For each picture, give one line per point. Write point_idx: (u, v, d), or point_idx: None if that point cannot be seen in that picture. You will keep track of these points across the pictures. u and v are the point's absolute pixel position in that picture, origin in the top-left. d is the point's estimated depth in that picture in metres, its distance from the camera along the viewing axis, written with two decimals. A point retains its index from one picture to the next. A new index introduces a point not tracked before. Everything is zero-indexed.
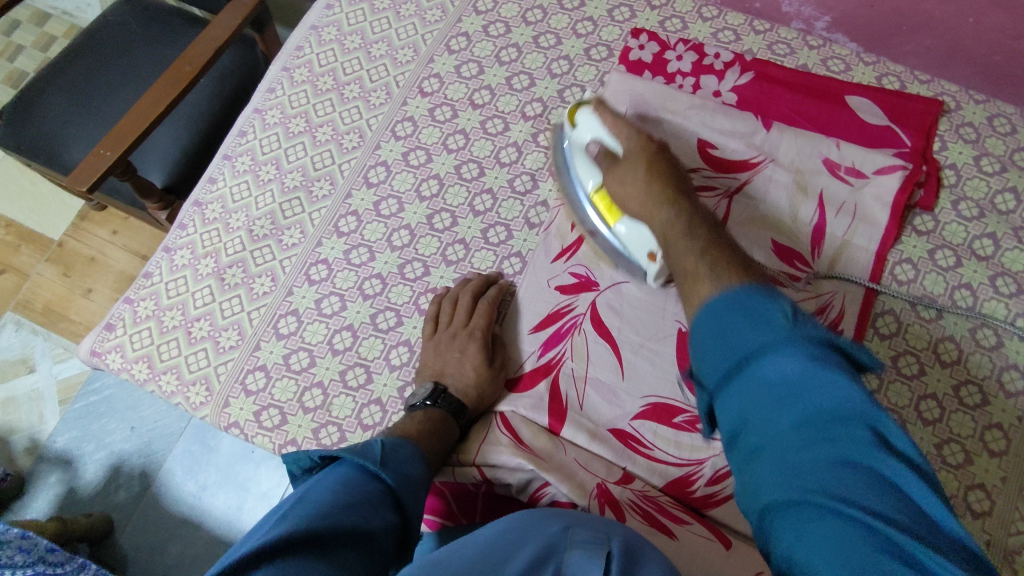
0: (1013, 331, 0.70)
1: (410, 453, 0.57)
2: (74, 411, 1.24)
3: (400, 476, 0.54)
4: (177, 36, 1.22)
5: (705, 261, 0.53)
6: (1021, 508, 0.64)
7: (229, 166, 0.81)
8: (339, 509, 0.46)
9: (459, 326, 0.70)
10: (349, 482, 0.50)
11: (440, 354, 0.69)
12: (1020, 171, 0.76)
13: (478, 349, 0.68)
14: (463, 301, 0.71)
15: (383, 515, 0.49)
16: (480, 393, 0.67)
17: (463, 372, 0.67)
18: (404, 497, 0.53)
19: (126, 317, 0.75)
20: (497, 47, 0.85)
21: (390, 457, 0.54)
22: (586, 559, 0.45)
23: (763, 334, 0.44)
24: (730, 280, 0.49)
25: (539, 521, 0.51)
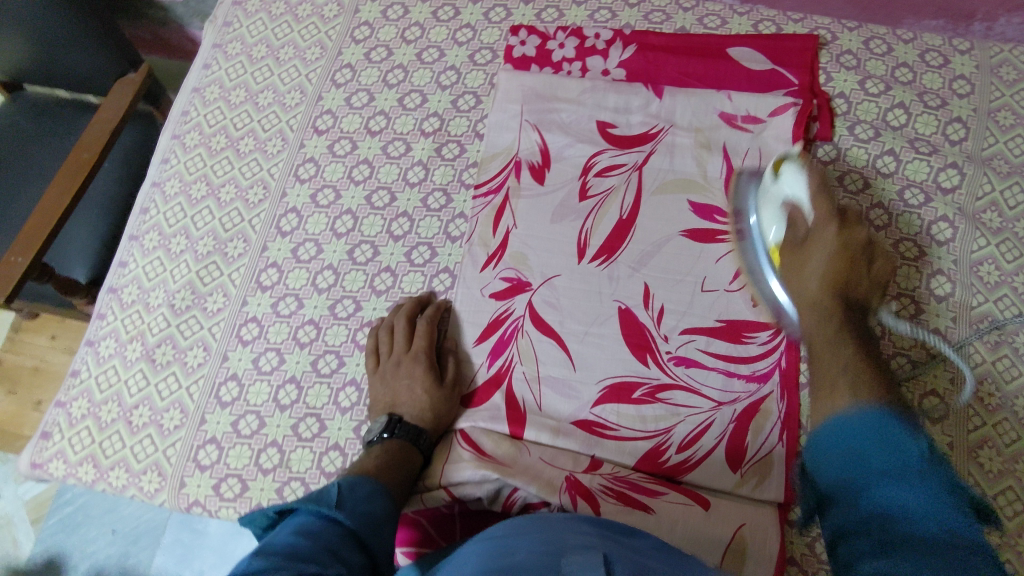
0: (931, 238, 0.72)
1: (369, 490, 0.56)
2: (48, 529, 1.19)
3: (359, 516, 0.53)
4: (68, 127, 1.19)
5: (833, 321, 0.57)
6: (973, 404, 0.66)
7: (138, 246, 0.79)
8: (298, 560, 0.45)
9: (401, 352, 0.69)
10: (306, 531, 0.49)
11: (388, 384, 0.68)
12: (904, 86, 0.78)
13: (426, 371, 0.67)
14: (399, 328, 0.70)
15: (346, 560, 0.49)
16: (437, 415, 0.66)
17: (415, 397, 0.66)
18: (365, 536, 0.52)
19: (61, 422, 0.72)
20: (382, 71, 0.85)
21: (347, 498, 0.54)
22: (583, 560, 0.45)
23: (825, 266, 0.59)
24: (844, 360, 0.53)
25: (531, 530, 0.51)
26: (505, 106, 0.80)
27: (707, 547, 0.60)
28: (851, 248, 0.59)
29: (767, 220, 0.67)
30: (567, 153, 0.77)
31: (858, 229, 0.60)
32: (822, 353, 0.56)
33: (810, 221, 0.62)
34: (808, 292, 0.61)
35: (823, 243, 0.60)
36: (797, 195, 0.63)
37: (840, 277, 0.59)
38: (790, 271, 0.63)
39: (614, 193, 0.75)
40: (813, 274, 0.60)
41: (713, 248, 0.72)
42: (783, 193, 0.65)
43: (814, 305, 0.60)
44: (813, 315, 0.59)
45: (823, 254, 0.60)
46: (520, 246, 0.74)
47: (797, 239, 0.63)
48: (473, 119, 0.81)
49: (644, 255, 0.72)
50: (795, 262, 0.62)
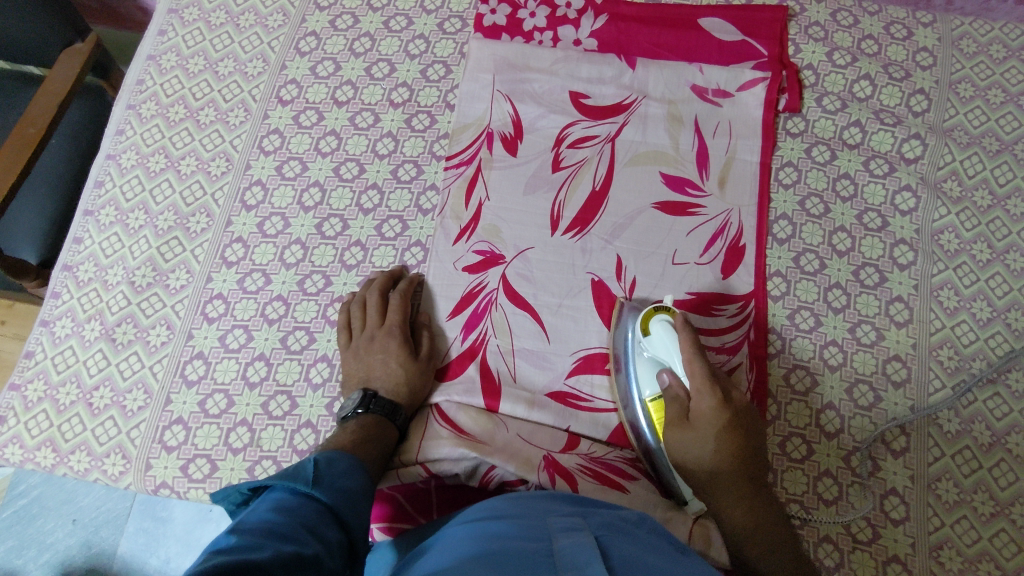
0: (895, 208, 0.74)
1: (347, 465, 0.55)
2: (3, 521, 1.15)
3: (337, 492, 0.52)
4: (12, 99, 1.13)
5: (720, 442, 0.57)
6: (934, 368, 0.68)
7: (93, 221, 0.76)
8: (275, 538, 0.44)
9: (374, 326, 0.68)
10: (283, 509, 0.48)
11: (361, 359, 0.67)
12: (870, 58, 0.80)
13: (400, 346, 0.66)
14: (372, 301, 0.69)
15: (323, 535, 0.47)
16: (412, 389, 0.65)
17: (390, 371, 0.65)
18: (344, 513, 0.51)
19: (16, 405, 0.69)
20: (349, 39, 0.82)
21: (324, 474, 0.53)
22: (572, 541, 0.45)
23: (713, 453, 0.56)
24: (725, 514, 0.57)
25: (514, 514, 0.50)
26: (476, 76, 0.79)
27: (680, 513, 0.61)
28: (731, 425, 0.57)
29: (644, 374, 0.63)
30: (539, 124, 0.76)
31: (704, 398, 0.57)
32: (714, 500, 0.57)
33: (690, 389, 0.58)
34: (706, 456, 0.56)
35: (705, 424, 0.57)
36: (670, 359, 0.60)
37: (733, 438, 0.56)
38: (671, 445, 0.58)
39: (587, 164, 0.74)
40: (704, 459, 0.57)
41: (684, 219, 0.72)
42: (654, 354, 0.62)
43: (702, 467, 0.57)
44: (722, 495, 0.57)
45: (705, 441, 0.57)
46: (493, 218, 0.73)
47: (679, 417, 0.58)
48: (443, 89, 0.80)
49: (617, 228, 0.72)
50: (683, 434, 0.57)
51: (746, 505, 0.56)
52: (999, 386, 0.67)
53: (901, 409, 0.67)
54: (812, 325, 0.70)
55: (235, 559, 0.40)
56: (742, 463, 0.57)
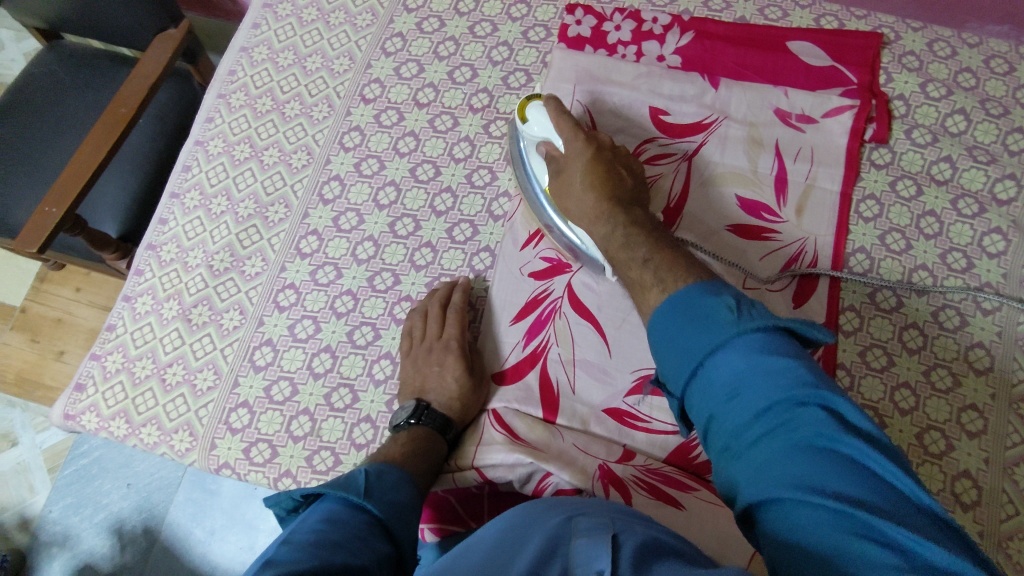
0: (982, 250, 0.71)
1: (396, 478, 0.57)
2: (65, 477, 1.21)
3: (387, 505, 0.53)
4: (107, 79, 1.19)
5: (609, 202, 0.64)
6: (1013, 421, 0.65)
7: (178, 204, 0.79)
8: (328, 547, 0.45)
9: (433, 339, 0.68)
10: (334, 518, 0.49)
11: (419, 369, 0.68)
12: (966, 91, 0.77)
13: (456, 361, 0.67)
14: (433, 313, 0.69)
15: (374, 546, 0.48)
16: (466, 406, 0.67)
17: (445, 387, 0.66)
18: (393, 526, 0.52)
19: (95, 374, 0.73)
20: (434, 43, 0.83)
21: (374, 486, 0.54)
22: (588, 543, 0.43)
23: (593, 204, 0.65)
24: (658, 303, 0.54)
25: (541, 517, 0.49)
26: (558, 85, 0.78)
27: (738, 547, 0.59)
28: (616, 200, 0.64)
29: (536, 164, 0.71)
30: (616, 140, 0.76)
31: (626, 179, 0.66)
32: (603, 236, 0.63)
33: (563, 154, 0.68)
34: (612, 227, 0.63)
35: (586, 194, 0.65)
36: (549, 134, 0.69)
37: (607, 182, 0.65)
38: (561, 197, 0.68)
39: (662, 182, 0.74)
40: (597, 223, 0.64)
41: (758, 244, 0.71)
42: (534, 136, 0.71)
43: (595, 214, 0.64)
44: (626, 269, 0.60)
45: (599, 217, 0.64)
46: None
47: (574, 209, 0.67)
48: (522, 97, 0.80)
49: (688, 248, 0.72)
50: (582, 198, 0.66)
51: (636, 260, 0.59)
52: None
53: (974, 461, 0.64)
54: (884, 364, 0.68)
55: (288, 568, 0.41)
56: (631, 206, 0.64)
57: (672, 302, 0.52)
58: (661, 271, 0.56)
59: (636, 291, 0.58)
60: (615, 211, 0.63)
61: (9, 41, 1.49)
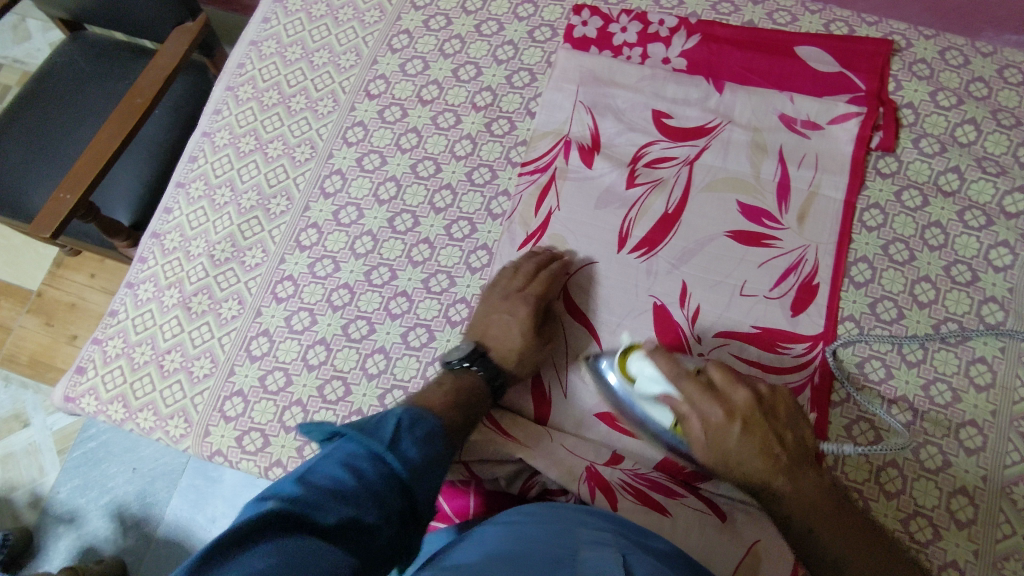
0: (988, 263, 0.69)
1: (430, 429, 0.54)
2: (73, 459, 1.23)
3: (412, 460, 0.51)
4: (124, 70, 1.21)
5: (783, 481, 0.55)
6: (1013, 439, 0.64)
7: (183, 194, 0.80)
8: (335, 498, 0.45)
9: (514, 290, 0.68)
10: (353, 463, 0.49)
11: (488, 319, 0.68)
12: (977, 101, 0.75)
13: (527, 312, 0.66)
14: (524, 268, 0.69)
15: (384, 506, 0.47)
16: (517, 360, 0.66)
17: (505, 337, 0.66)
18: (412, 483, 0.50)
19: (96, 358, 0.74)
20: (440, 40, 0.84)
21: (402, 435, 0.51)
22: (599, 557, 0.44)
23: (757, 468, 0.56)
24: (830, 555, 0.53)
25: (545, 519, 0.51)
26: (561, 85, 0.79)
27: (721, 558, 0.59)
28: (744, 416, 0.57)
29: (652, 410, 0.62)
30: (617, 141, 0.76)
31: (738, 391, 0.58)
32: (722, 442, 0.57)
33: (704, 424, 0.58)
34: (779, 488, 0.55)
35: (726, 439, 0.57)
36: (661, 390, 0.60)
37: (766, 448, 0.56)
38: (711, 463, 0.58)
39: (662, 185, 0.73)
40: (731, 432, 0.57)
41: (757, 251, 0.70)
42: (643, 393, 0.62)
43: (766, 485, 0.56)
44: (755, 462, 0.56)
45: (736, 442, 0.56)
46: (561, 230, 0.73)
47: (678, 410, 0.59)
48: (526, 96, 0.80)
49: (686, 252, 0.71)
50: (717, 467, 0.58)
51: (740, 438, 0.56)
52: None
53: (971, 478, 0.63)
54: (881, 376, 0.67)
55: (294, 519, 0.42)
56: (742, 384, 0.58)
57: (880, 566, 0.51)
58: (816, 520, 0.54)
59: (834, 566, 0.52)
60: (766, 444, 0.56)
61: (36, 32, 1.53)
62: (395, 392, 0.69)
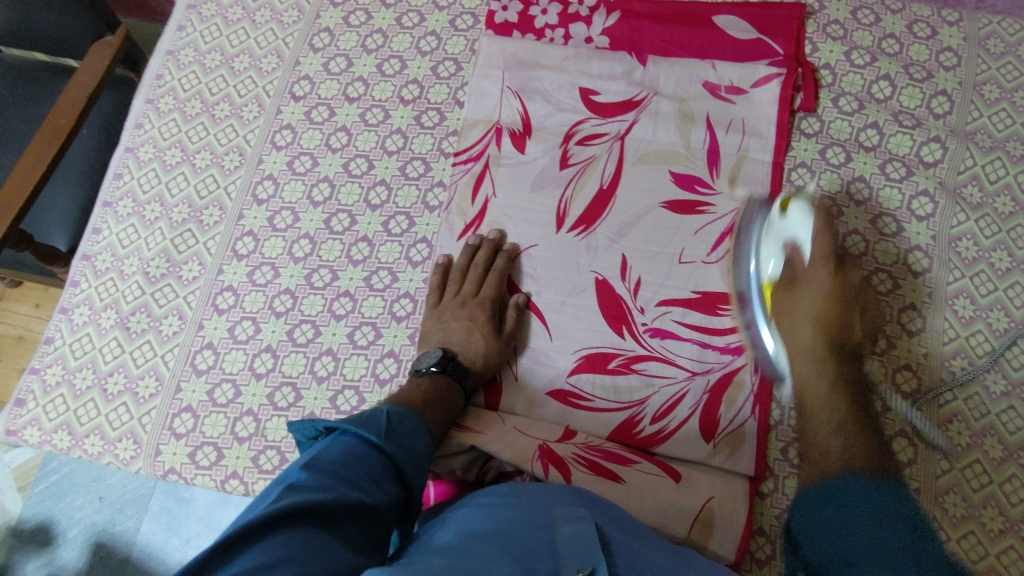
0: (911, 213, 0.72)
1: (415, 424, 0.57)
2: (35, 495, 1.20)
3: (403, 449, 0.54)
4: (44, 90, 1.17)
5: (823, 367, 0.60)
6: (945, 379, 0.66)
7: (111, 212, 0.78)
8: (345, 483, 0.47)
9: (468, 295, 0.70)
10: (352, 455, 0.51)
11: (445, 325, 0.68)
12: (890, 57, 0.77)
13: (486, 317, 0.68)
14: (473, 272, 0.70)
15: (385, 489, 0.51)
16: (491, 361, 0.67)
17: (473, 340, 0.67)
18: (407, 471, 0.53)
19: (36, 388, 0.72)
20: (361, 36, 0.83)
21: (395, 429, 0.55)
22: (577, 534, 0.45)
23: (808, 335, 0.62)
24: (835, 424, 0.57)
25: (519, 497, 0.51)
26: (486, 72, 0.78)
27: (676, 518, 0.60)
28: (838, 391, 0.59)
29: (765, 257, 0.66)
30: (548, 123, 0.76)
31: (822, 277, 0.62)
32: (801, 411, 0.61)
33: (808, 263, 0.63)
34: (798, 369, 0.62)
35: (813, 275, 0.63)
36: (800, 237, 0.63)
37: (829, 332, 0.62)
38: (780, 310, 0.64)
39: (595, 161, 0.74)
40: (807, 310, 0.63)
41: (692, 218, 0.72)
42: (783, 233, 0.65)
43: (807, 389, 0.61)
44: (803, 366, 0.62)
45: (815, 292, 0.63)
46: (498, 216, 0.73)
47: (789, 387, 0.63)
48: (452, 86, 0.80)
49: (623, 227, 0.72)
50: (787, 297, 0.64)
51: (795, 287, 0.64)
52: (1014, 399, 0.65)
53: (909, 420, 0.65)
54: None
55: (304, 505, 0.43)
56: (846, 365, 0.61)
57: (847, 454, 0.54)
58: (822, 417, 0.58)
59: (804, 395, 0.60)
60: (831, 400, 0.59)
61: None
62: (346, 392, 0.69)
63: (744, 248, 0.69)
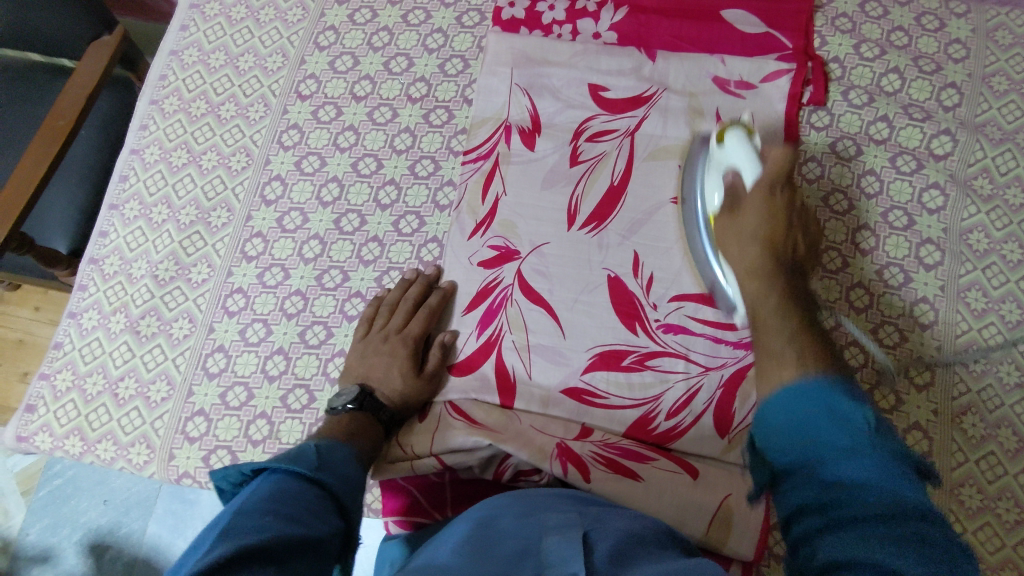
0: (922, 206, 0.72)
1: (344, 454, 0.57)
2: (40, 500, 1.19)
3: (337, 478, 0.54)
4: (42, 91, 1.15)
5: (753, 284, 0.57)
6: (959, 371, 0.66)
7: (118, 215, 0.77)
8: (285, 519, 0.45)
9: (393, 330, 0.68)
10: (284, 490, 0.49)
11: (368, 357, 0.67)
12: (899, 50, 0.77)
13: (409, 355, 0.67)
14: (402, 306, 0.69)
15: (328, 521, 0.49)
16: (408, 399, 0.67)
17: (391, 380, 0.66)
18: (343, 500, 0.53)
19: (46, 394, 0.71)
20: (367, 34, 0.82)
21: (325, 461, 0.54)
22: (563, 540, 0.45)
23: (756, 252, 0.59)
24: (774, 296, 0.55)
25: (511, 509, 0.52)
26: (494, 69, 0.78)
27: (695, 515, 0.60)
28: (778, 251, 0.58)
29: (713, 182, 0.68)
30: (557, 119, 0.76)
31: (754, 211, 0.61)
32: (754, 287, 0.57)
33: (750, 184, 0.62)
34: (747, 288, 0.58)
35: (751, 201, 0.61)
36: (737, 163, 0.64)
37: (772, 236, 0.59)
38: (721, 232, 0.63)
39: (605, 158, 0.74)
40: (757, 220, 0.60)
41: None
42: (724, 162, 0.66)
43: (756, 308, 0.56)
44: (750, 287, 0.57)
45: (756, 208, 0.61)
46: (509, 214, 0.73)
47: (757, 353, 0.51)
48: (461, 84, 0.79)
49: (635, 224, 0.72)
50: (730, 221, 0.62)
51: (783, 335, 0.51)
52: None
53: (924, 413, 0.66)
54: (832, 324, 0.69)
55: (249, 545, 0.41)
56: (800, 305, 0.55)
57: (800, 361, 0.47)
58: (777, 320, 0.52)
59: (757, 309, 0.55)
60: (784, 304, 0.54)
61: None
62: None
63: (692, 186, 0.71)
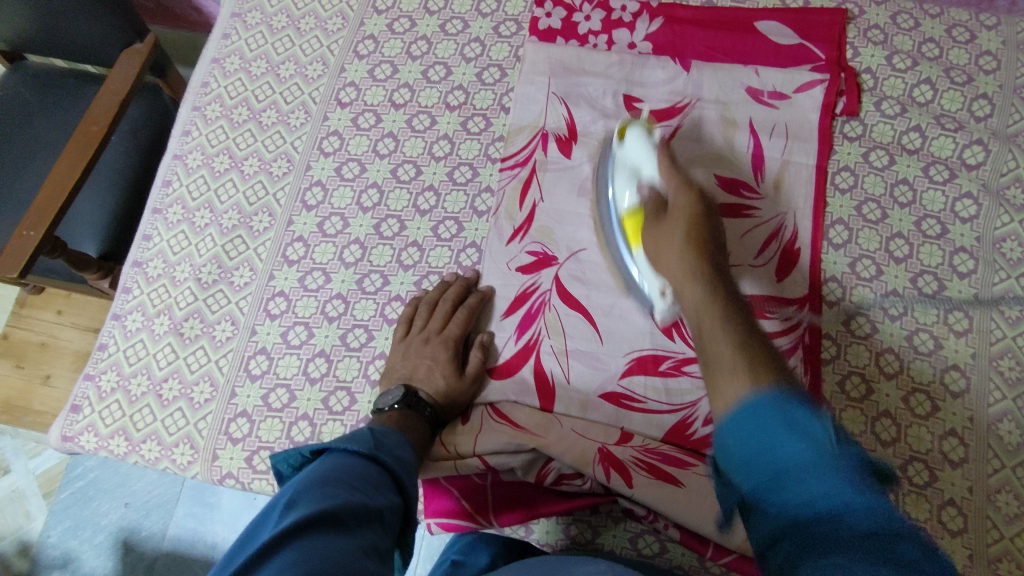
0: (955, 215, 0.73)
1: (398, 439, 0.57)
2: (62, 501, 1.20)
3: (396, 459, 0.54)
4: (75, 97, 1.17)
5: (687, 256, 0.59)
6: (995, 379, 0.67)
7: (161, 219, 0.79)
8: (346, 489, 0.47)
9: (433, 332, 0.69)
10: (344, 465, 0.50)
11: (409, 358, 0.68)
12: (931, 61, 0.78)
13: (449, 358, 0.68)
14: (441, 308, 0.70)
15: (386, 495, 0.50)
16: (450, 400, 0.67)
17: (434, 381, 0.67)
18: (402, 478, 0.53)
19: (91, 395, 0.73)
20: (406, 43, 0.84)
21: (382, 443, 0.55)
22: None
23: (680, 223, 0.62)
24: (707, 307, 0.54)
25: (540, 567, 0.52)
26: (532, 78, 0.79)
27: None
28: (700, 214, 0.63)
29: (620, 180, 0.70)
30: (593, 128, 0.77)
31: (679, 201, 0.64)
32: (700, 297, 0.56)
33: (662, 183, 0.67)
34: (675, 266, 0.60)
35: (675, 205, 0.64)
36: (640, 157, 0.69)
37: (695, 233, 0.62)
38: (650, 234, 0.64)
39: None
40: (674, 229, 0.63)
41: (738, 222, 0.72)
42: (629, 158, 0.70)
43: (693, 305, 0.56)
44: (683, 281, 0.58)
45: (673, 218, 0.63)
46: (547, 221, 0.74)
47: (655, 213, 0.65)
48: (498, 92, 0.81)
49: None
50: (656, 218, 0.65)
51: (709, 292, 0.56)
52: None
53: (960, 419, 0.66)
54: (867, 332, 0.69)
55: (313, 513, 0.43)
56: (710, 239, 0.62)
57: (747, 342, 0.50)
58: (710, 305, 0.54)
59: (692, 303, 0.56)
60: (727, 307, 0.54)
61: None
62: None
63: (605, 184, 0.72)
